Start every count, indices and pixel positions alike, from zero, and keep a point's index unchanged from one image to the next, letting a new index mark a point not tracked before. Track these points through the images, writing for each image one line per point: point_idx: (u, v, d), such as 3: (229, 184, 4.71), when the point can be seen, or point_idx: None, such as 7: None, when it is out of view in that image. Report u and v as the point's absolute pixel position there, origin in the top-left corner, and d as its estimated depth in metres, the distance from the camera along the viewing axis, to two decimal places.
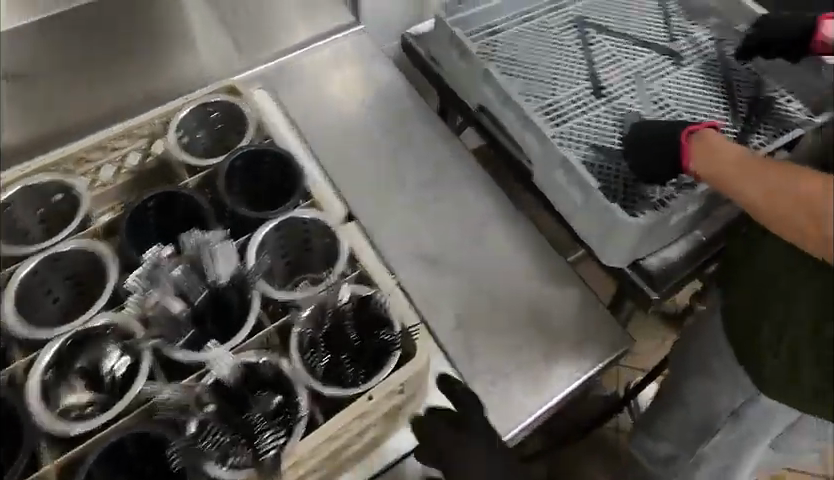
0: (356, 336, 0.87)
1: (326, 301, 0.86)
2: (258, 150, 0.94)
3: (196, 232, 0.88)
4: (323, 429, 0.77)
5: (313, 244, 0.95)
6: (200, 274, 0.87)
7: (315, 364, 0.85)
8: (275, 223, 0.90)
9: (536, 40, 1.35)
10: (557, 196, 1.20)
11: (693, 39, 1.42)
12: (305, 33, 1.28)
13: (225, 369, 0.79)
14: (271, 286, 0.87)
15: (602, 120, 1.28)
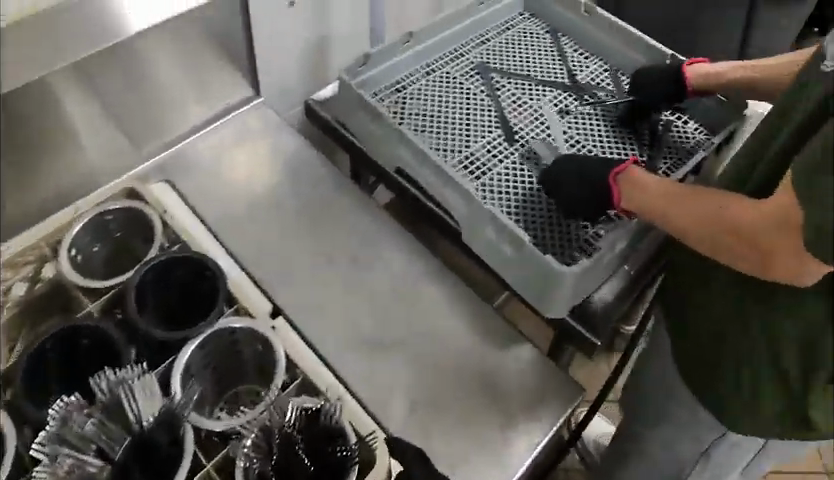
0: (310, 460, 0.76)
1: (270, 424, 0.76)
2: (169, 261, 0.87)
3: (106, 371, 0.77)
4: None
5: (243, 354, 0.87)
6: (118, 421, 0.74)
7: None
8: (199, 341, 0.81)
9: (440, 93, 1.29)
10: (485, 250, 1.11)
11: (595, 71, 1.38)
12: (201, 112, 1.17)
13: None
14: (200, 415, 0.78)
15: (521, 168, 1.22)
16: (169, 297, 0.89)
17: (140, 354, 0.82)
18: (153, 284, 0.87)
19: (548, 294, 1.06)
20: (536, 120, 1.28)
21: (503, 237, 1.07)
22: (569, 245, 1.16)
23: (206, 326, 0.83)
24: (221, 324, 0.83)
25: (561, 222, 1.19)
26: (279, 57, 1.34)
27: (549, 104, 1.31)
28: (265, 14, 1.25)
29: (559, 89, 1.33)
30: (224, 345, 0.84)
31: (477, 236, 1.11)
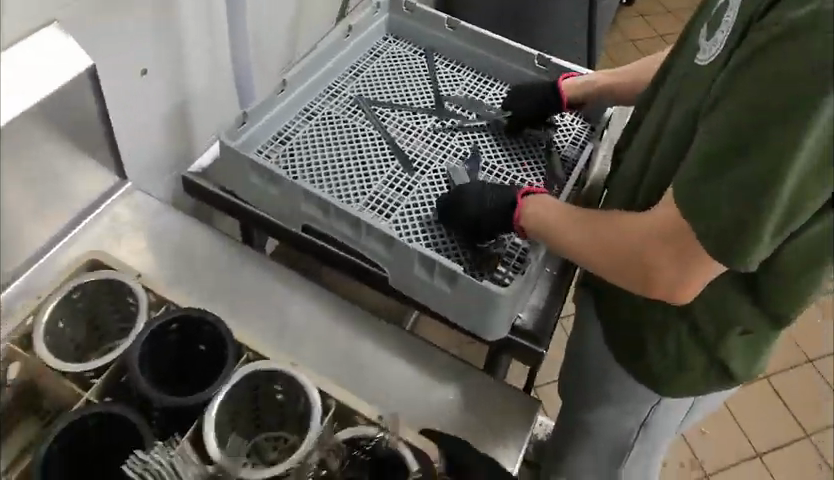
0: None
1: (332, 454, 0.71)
2: (161, 324, 0.74)
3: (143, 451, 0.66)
4: None
5: (262, 398, 0.77)
6: None
7: None
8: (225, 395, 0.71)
9: (326, 136, 1.19)
10: (413, 289, 1.03)
11: (472, 82, 1.34)
12: (61, 218, 0.99)
13: None
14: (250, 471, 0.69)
15: (430, 196, 1.14)
16: (161, 365, 0.75)
17: (161, 422, 0.70)
18: (150, 356, 0.73)
19: (489, 318, 0.97)
20: (430, 141, 1.21)
21: (433, 271, 0.99)
22: (502, 260, 1.07)
23: (224, 375, 0.73)
24: (236, 374, 0.73)
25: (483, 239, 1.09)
26: (141, 131, 1.21)
27: (437, 123, 1.25)
28: (121, 88, 1.13)
29: (443, 106, 1.27)
30: (244, 396, 0.75)
31: (401, 277, 1.03)
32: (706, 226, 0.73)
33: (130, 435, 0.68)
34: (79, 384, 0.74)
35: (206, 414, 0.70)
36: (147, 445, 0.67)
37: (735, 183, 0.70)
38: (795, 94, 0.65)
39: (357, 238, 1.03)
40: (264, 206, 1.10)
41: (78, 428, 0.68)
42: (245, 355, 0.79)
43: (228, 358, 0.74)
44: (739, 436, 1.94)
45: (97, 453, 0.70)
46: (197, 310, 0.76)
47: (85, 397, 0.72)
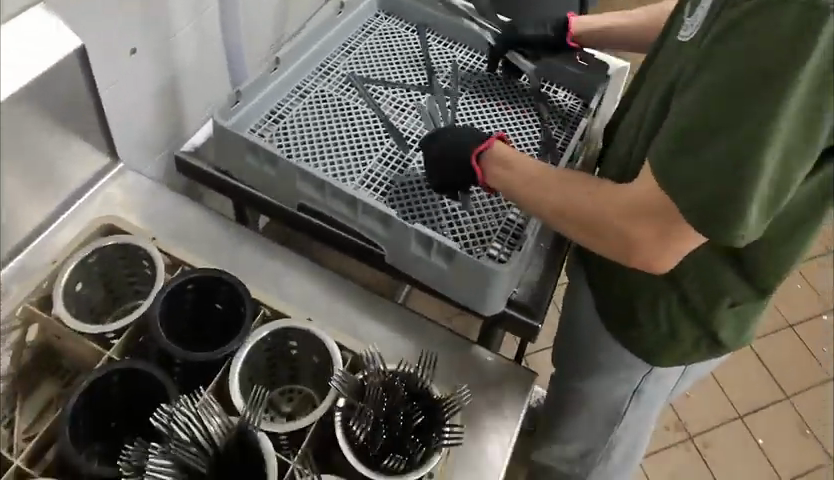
0: (416, 411, 0.57)
1: (357, 381, 0.58)
2: (176, 286, 0.59)
3: (161, 407, 0.50)
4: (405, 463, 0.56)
5: (279, 357, 0.61)
6: (195, 460, 0.48)
7: (377, 442, 0.56)
8: (245, 355, 0.57)
9: (320, 113, 1.16)
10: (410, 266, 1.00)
11: (466, 58, 1.31)
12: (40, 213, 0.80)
13: None
14: (269, 423, 0.56)
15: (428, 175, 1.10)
16: (179, 326, 0.60)
17: (184, 379, 0.57)
18: (170, 319, 0.59)
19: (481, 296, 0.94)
20: (424, 119, 1.18)
21: (430, 249, 0.96)
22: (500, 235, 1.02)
23: (242, 336, 0.57)
24: (260, 331, 0.59)
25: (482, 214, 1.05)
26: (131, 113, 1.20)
27: (435, 101, 1.22)
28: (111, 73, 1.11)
29: (442, 84, 1.24)
30: (262, 358, 0.60)
31: (399, 254, 0.99)
32: (682, 201, 0.65)
33: (151, 395, 0.56)
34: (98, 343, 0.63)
35: (229, 373, 0.56)
36: (173, 398, 0.54)
37: (710, 151, 0.63)
38: (770, 64, 0.58)
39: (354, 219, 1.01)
40: (261, 187, 1.07)
41: (101, 386, 0.55)
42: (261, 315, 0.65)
43: (244, 317, 0.59)
44: (724, 402, 1.79)
45: (124, 413, 0.58)
46: (214, 268, 0.60)
47: (108, 354, 0.60)
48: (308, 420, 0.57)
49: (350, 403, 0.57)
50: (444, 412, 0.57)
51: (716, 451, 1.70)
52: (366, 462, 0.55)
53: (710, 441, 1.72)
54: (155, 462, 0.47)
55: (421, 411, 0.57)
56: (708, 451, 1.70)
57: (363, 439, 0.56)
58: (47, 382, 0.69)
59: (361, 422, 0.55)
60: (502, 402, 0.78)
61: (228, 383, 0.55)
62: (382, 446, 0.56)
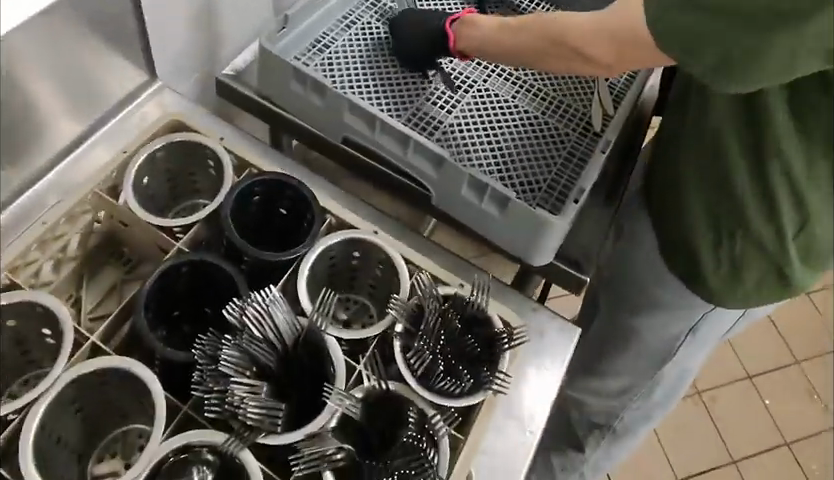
0: (473, 341, 0.49)
1: (416, 304, 0.49)
2: (244, 182, 0.53)
3: (237, 301, 0.45)
4: (462, 398, 0.47)
5: (337, 263, 0.55)
6: (262, 358, 0.44)
7: (432, 371, 0.47)
8: (312, 256, 0.52)
9: (365, 44, 0.81)
10: (462, 213, 0.74)
11: None
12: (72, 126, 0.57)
13: (330, 420, 0.43)
14: (336, 330, 0.48)
15: (517, 133, 0.77)
16: (248, 223, 0.54)
17: (252, 278, 0.51)
18: (239, 215, 0.53)
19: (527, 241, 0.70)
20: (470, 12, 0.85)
21: (484, 194, 0.71)
22: (563, 185, 0.74)
23: (310, 239, 0.52)
24: (334, 238, 0.53)
25: (547, 153, 0.76)
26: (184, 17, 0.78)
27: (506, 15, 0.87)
28: None
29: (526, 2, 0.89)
30: (323, 269, 0.54)
31: (450, 201, 0.74)
32: (739, 154, 0.58)
33: (221, 292, 0.49)
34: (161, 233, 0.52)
35: (297, 275, 0.51)
36: (242, 294, 0.47)
37: (776, 96, 0.54)
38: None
39: (405, 159, 0.74)
40: (309, 120, 0.78)
41: (171, 277, 0.48)
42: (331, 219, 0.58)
43: (313, 225, 0.53)
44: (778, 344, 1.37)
45: (187, 302, 0.50)
46: (284, 171, 0.54)
47: (177, 248, 0.50)
48: (378, 330, 0.49)
49: (407, 328, 0.49)
50: (503, 344, 0.49)
51: (761, 401, 1.29)
52: (429, 391, 0.46)
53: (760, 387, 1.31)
54: (227, 352, 0.43)
55: (479, 342, 0.49)
56: (718, 403, 1.27)
57: (426, 366, 0.47)
58: (107, 268, 0.54)
59: (422, 346, 0.47)
60: (549, 339, 0.59)
61: (296, 285, 0.50)
62: (443, 374, 0.47)
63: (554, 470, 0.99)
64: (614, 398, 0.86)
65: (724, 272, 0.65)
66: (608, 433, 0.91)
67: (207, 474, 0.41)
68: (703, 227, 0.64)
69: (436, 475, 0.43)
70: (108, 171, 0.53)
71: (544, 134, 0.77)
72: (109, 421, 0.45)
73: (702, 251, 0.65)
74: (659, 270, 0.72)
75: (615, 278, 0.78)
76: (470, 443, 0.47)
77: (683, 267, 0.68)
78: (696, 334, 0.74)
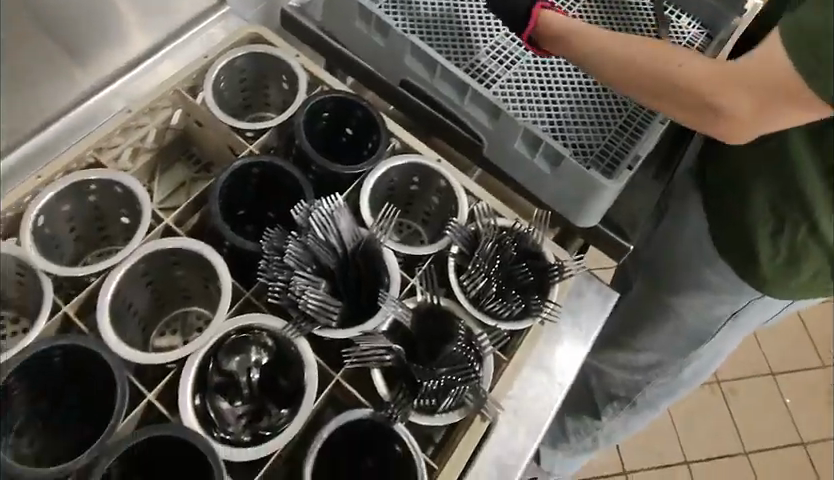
0: (526, 269, 0.52)
1: (472, 231, 0.52)
2: (317, 98, 0.55)
3: (302, 203, 0.47)
4: (511, 321, 0.50)
5: (396, 185, 0.57)
6: (320, 258, 0.46)
7: (484, 292, 0.50)
8: (375, 175, 0.54)
9: None
10: (514, 166, 0.68)
11: None
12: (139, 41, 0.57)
13: (384, 322, 0.45)
14: (392, 242, 0.50)
15: (577, 92, 0.69)
16: (314, 136, 0.56)
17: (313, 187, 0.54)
18: (308, 128, 0.55)
19: (576, 201, 0.64)
20: None
21: (537, 148, 0.65)
22: (617, 150, 0.66)
23: (376, 158, 0.54)
24: (397, 160, 0.55)
25: (602, 119, 0.68)
26: None
27: None
28: None
29: None
30: (381, 192, 0.56)
31: (503, 155, 0.67)
32: (810, 151, 0.54)
33: (288, 195, 0.51)
34: (234, 134, 0.54)
35: (360, 191, 0.53)
36: (309, 199, 0.49)
37: None
38: None
39: (461, 107, 0.67)
40: (363, 56, 0.71)
41: (239, 177, 0.49)
42: (392, 145, 0.60)
43: (379, 146, 0.55)
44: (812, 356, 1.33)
45: (253, 203, 0.52)
46: (354, 92, 0.57)
47: (249, 149, 0.53)
48: (434, 250, 0.51)
49: (462, 252, 0.51)
50: (554, 277, 0.52)
51: (780, 399, 1.25)
52: (479, 310, 0.49)
53: (783, 386, 1.26)
54: (293, 247, 0.44)
55: (532, 270, 0.52)
56: (738, 395, 1.24)
57: (478, 287, 0.50)
58: (178, 165, 0.57)
59: (477, 268, 0.50)
60: (587, 300, 0.57)
61: (360, 199, 0.53)
62: (494, 297, 0.50)
63: (567, 435, 0.90)
64: (639, 372, 0.80)
65: (778, 264, 0.60)
66: (626, 407, 0.85)
67: (263, 355, 0.42)
68: (767, 218, 0.59)
69: (480, 386, 0.44)
70: (190, 71, 0.55)
71: (606, 94, 0.69)
72: (173, 300, 0.47)
73: (761, 244, 0.60)
74: (708, 251, 0.66)
75: (654, 254, 0.74)
76: (513, 362, 0.50)
77: (736, 258, 0.62)
78: (738, 319, 0.69)
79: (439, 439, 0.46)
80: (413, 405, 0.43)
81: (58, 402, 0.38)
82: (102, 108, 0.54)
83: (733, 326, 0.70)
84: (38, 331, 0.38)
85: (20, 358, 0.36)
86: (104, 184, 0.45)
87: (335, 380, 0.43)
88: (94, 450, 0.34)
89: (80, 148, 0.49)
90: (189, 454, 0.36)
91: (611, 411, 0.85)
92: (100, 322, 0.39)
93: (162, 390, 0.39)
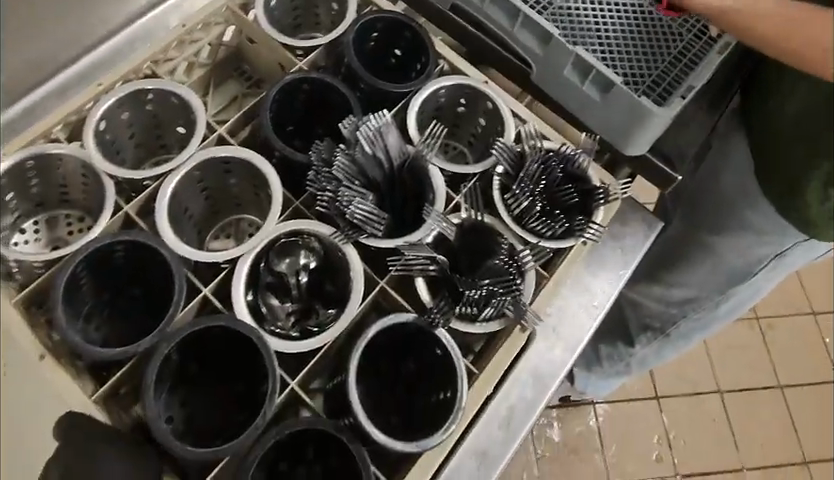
0: (571, 189, 0.52)
1: (518, 151, 0.52)
2: (365, 17, 0.55)
3: (350, 117, 0.47)
4: (555, 240, 0.50)
5: (442, 108, 0.58)
6: (366, 172, 0.46)
7: (525, 212, 0.50)
8: (421, 95, 0.54)
9: None
10: (563, 95, 0.63)
11: None
12: None
13: (429, 234, 0.46)
14: (438, 159, 0.51)
15: (635, 15, 0.63)
16: (363, 57, 0.57)
17: (361, 106, 0.54)
18: (357, 49, 0.55)
19: (629, 132, 0.61)
20: None
21: (587, 75, 0.61)
22: (673, 78, 0.61)
23: (424, 78, 0.55)
24: (445, 81, 0.55)
25: (657, 48, 0.62)
26: None
27: None
28: None
29: None
30: (427, 115, 0.57)
31: (552, 81, 0.63)
32: None
33: (337, 112, 0.52)
34: (284, 54, 0.55)
35: (407, 109, 0.54)
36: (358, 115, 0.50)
37: None
38: None
39: (509, 32, 0.63)
40: None
41: (288, 94, 0.50)
42: (440, 67, 0.60)
43: (428, 67, 0.56)
44: None
45: (301, 119, 0.53)
46: (403, 11, 0.56)
47: (298, 66, 0.53)
48: (480, 169, 0.52)
49: (506, 172, 0.51)
50: (599, 199, 0.51)
51: (821, 340, 1.23)
52: (521, 228, 0.50)
53: (824, 327, 1.24)
54: (340, 160, 0.45)
55: (577, 192, 0.52)
56: (777, 330, 1.23)
57: (521, 206, 0.50)
58: (231, 81, 0.58)
59: (521, 190, 0.50)
60: (630, 225, 0.57)
61: (406, 119, 0.53)
62: (538, 216, 0.50)
63: (600, 359, 0.88)
64: (675, 306, 0.76)
65: (827, 211, 0.56)
66: (659, 338, 0.81)
67: (311, 260, 0.44)
68: (822, 165, 0.54)
69: (520, 298, 0.46)
70: None
71: (663, 19, 0.63)
72: (227, 208, 0.49)
73: (810, 189, 0.56)
74: (754, 192, 0.64)
75: (702, 187, 0.70)
76: (554, 279, 0.51)
77: (782, 199, 0.59)
78: (783, 259, 0.67)
79: (478, 348, 0.48)
80: (455, 313, 0.44)
81: (120, 293, 0.41)
82: (156, 24, 0.55)
83: (775, 267, 0.68)
84: (102, 227, 0.41)
85: (83, 252, 0.38)
86: (161, 95, 0.46)
87: (379, 286, 0.44)
88: (155, 336, 0.37)
89: (139, 58, 0.51)
90: (241, 346, 0.39)
91: (645, 339, 0.81)
92: (159, 223, 0.42)
93: (216, 287, 0.42)
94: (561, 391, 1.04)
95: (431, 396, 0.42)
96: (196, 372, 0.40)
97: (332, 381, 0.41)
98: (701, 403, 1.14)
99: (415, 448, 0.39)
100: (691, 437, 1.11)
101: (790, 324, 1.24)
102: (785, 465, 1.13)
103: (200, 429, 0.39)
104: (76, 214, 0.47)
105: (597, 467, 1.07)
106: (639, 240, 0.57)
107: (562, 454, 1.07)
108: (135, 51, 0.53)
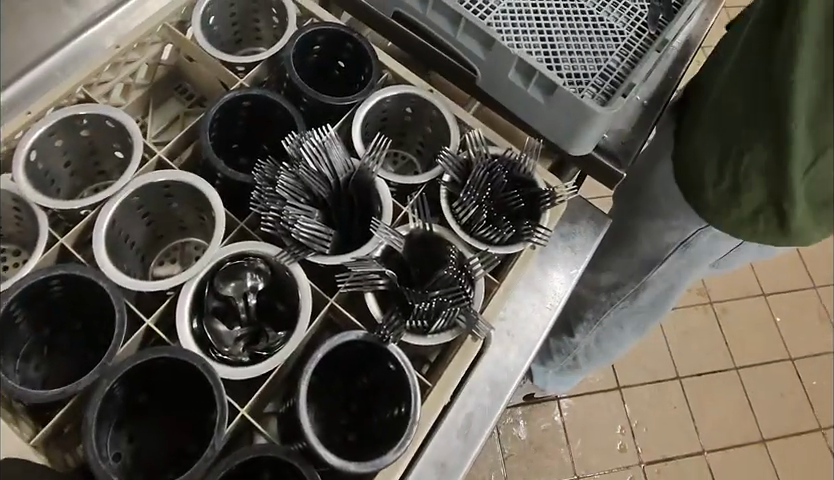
0: (517, 194, 0.52)
1: (465, 160, 0.52)
2: (305, 30, 0.54)
3: (292, 134, 0.47)
4: (505, 247, 0.50)
5: (387, 118, 0.58)
6: (312, 189, 0.46)
7: (473, 219, 0.50)
8: (366, 107, 0.54)
9: None
10: (508, 98, 0.63)
11: None
12: None
13: (377, 248, 0.46)
14: (384, 171, 0.51)
15: (575, 18, 0.64)
16: (303, 71, 0.56)
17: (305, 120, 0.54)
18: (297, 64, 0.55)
19: (573, 132, 0.61)
20: None
21: (530, 78, 0.60)
22: (615, 78, 0.61)
23: (367, 90, 0.54)
24: (390, 92, 0.55)
25: (597, 49, 0.62)
26: None
27: None
28: None
29: None
30: (371, 126, 0.56)
31: (496, 85, 0.63)
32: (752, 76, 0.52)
33: (280, 127, 0.51)
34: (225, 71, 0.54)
35: (352, 121, 0.54)
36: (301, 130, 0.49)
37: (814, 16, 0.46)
38: None
39: (451, 38, 0.62)
40: None
41: (229, 113, 0.50)
42: (385, 76, 0.59)
43: (370, 78, 0.55)
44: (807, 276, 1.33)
45: (245, 136, 0.52)
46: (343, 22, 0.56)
47: (239, 83, 0.53)
48: (427, 179, 0.52)
49: (453, 181, 0.51)
50: (546, 203, 0.52)
51: (773, 320, 1.27)
52: (470, 236, 0.50)
53: (775, 307, 1.28)
54: (284, 178, 0.45)
55: (523, 197, 0.52)
56: (730, 312, 1.26)
57: (469, 214, 0.50)
58: (171, 100, 0.57)
59: (468, 197, 0.50)
60: (577, 224, 0.58)
61: (351, 132, 0.53)
62: (485, 223, 0.50)
63: (552, 355, 0.89)
64: (603, 293, 0.77)
65: (721, 193, 0.55)
66: (596, 327, 0.81)
67: (259, 281, 0.44)
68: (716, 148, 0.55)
69: (471, 307, 0.46)
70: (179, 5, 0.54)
71: (602, 20, 0.64)
72: (170, 231, 0.48)
73: (705, 175, 0.56)
74: (676, 190, 0.64)
75: (639, 179, 0.70)
76: (504, 286, 0.51)
77: (687, 182, 0.59)
78: (689, 246, 0.66)
79: (434, 358, 0.48)
80: (406, 326, 0.44)
81: (61, 328, 0.41)
82: (92, 45, 0.53)
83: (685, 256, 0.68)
84: (36, 261, 0.40)
85: (18, 289, 0.37)
86: (96, 119, 0.45)
87: (329, 304, 0.44)
88: (96, 373, 0.36)
89: (72, 83, 0.49)
90: (187, 377, 0.38)
91: (583, 328, 0.82)
92: (97, 253, 0.41)
93: (161, 316, 0.41)
94: (521, 389, 1.05)
95: (385, 412, 0.42)
96: (145, 402, 0.39)
97: (285, 403, 0.41)
98: (662, 390, 1.16)
99: (367, 468, 0.38)
100: (653, 425, 1.13)
101: (745, 307, 1.27)
102: (746, 443, 1.16)
103: (150, 461, 0.38)
104: (11, 248, 0.45)
105: (562, 460, 1.08)
106: (587, 239, 0.57)
107: (528, 451, 1.08)
108: (68, 74, 0.51)
